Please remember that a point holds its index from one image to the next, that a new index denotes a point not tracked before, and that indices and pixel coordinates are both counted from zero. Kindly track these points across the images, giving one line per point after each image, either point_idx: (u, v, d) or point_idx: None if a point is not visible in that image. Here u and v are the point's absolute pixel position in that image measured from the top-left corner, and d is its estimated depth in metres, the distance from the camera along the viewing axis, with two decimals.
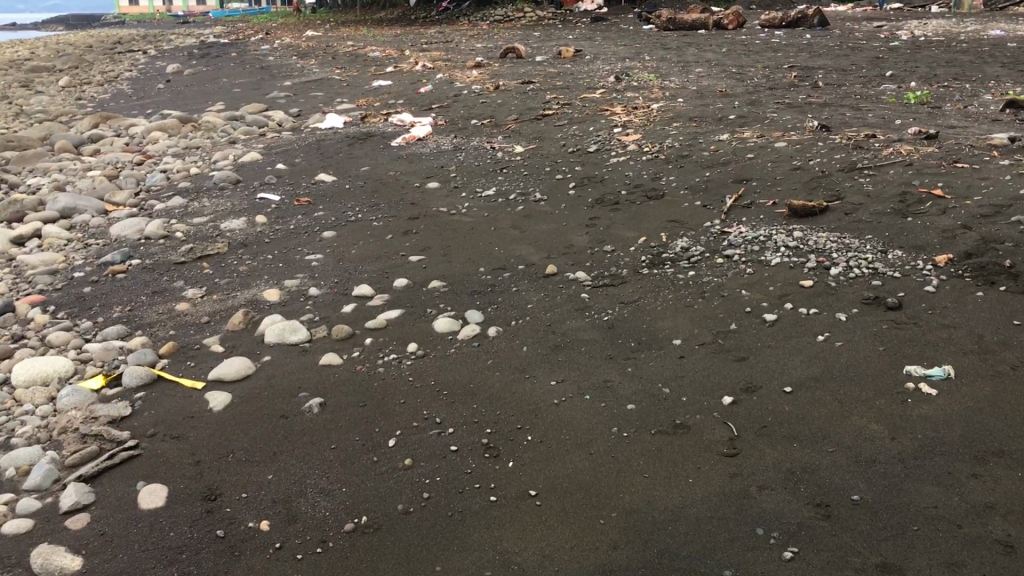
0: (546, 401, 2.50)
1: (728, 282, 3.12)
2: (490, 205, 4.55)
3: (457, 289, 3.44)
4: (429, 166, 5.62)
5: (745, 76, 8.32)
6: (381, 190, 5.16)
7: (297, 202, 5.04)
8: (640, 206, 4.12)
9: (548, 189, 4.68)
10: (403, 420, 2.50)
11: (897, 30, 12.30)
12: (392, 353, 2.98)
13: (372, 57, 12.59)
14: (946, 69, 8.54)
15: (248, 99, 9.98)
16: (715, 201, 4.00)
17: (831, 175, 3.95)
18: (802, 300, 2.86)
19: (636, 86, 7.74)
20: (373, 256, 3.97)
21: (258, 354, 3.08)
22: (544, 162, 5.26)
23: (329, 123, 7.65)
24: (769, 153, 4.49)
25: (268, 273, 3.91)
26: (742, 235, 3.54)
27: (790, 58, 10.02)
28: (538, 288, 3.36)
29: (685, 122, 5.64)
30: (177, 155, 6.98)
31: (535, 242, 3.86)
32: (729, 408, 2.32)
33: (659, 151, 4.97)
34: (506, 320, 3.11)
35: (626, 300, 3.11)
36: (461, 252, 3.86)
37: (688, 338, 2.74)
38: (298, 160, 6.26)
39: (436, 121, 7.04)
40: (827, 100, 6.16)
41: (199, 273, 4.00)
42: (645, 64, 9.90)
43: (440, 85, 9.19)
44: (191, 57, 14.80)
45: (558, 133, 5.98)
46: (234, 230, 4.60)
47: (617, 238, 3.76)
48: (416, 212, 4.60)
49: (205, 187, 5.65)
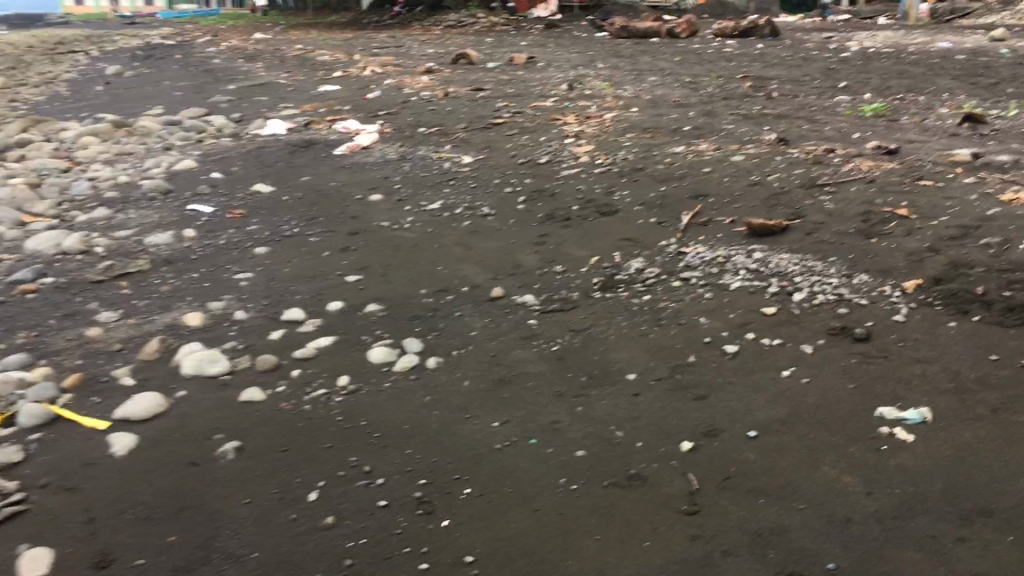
0: (487, 445, 2.27)
1: (686, 308, 2.91)
2: (435, 220, 4.31)
3: (395, 314, 3.19)
4: (372, 177, 5.36)
5: (699, 85, 8.18)
6: (320, 201, 4.88)
7: (229, 215, 4.75)
8: (592, 223, 3.91)
9: (497, 202, 4.45)
10: (328, 469, 2.25)
11: (847, 41, 12.32)
12: (320, 387, 2.71)
13: (320, 61, 12.26)
14: (899, 80, 8.49)
15: (189, 103, 9.61)
16: (671, 219, 3.81)
17: (791, 192, 3.78)
18: (764, 330, 2.66)
19: (589, 95, 7.54)
20: (307, 275, 3.70)
21: (171, 388, 2.80)
22: (493, 174, 5.03)
23: (270, 129, 7.34)
24: (726, 167, 4.31)
25: (191, 294, 3.62)
26: (700, 256, 3.34)
27: (744, 68, 9.92)
28: (483, 312, 3.12)
29: (639, 133, 5.45)
30: (108, 162, 6.63)
31: (482, 260, 3.63)
32: (687, 455, 2.10)
33: (612, 164, 4.77)
34: (446, 349, 2.87)
35: (577, 328, 2.88)
36: (402, 271, 3.61)
37: (642, 372, 2.53)
38: (235, 168, 5.95)
39: (383, 129, 6.78)
40: (783, 112, 6.02)
41: (116, 294, 3.69)
42: (598, 71, 9.74)
43: (388, 91, 8.91)
44: (133, 58, 14.32)
45: (508, 143, 5.76)
46: (159, 246, 4.30)
47: (568, 258, 3.54)
48: (356, 227, 4.33)
49: (134, 198, 5.32)
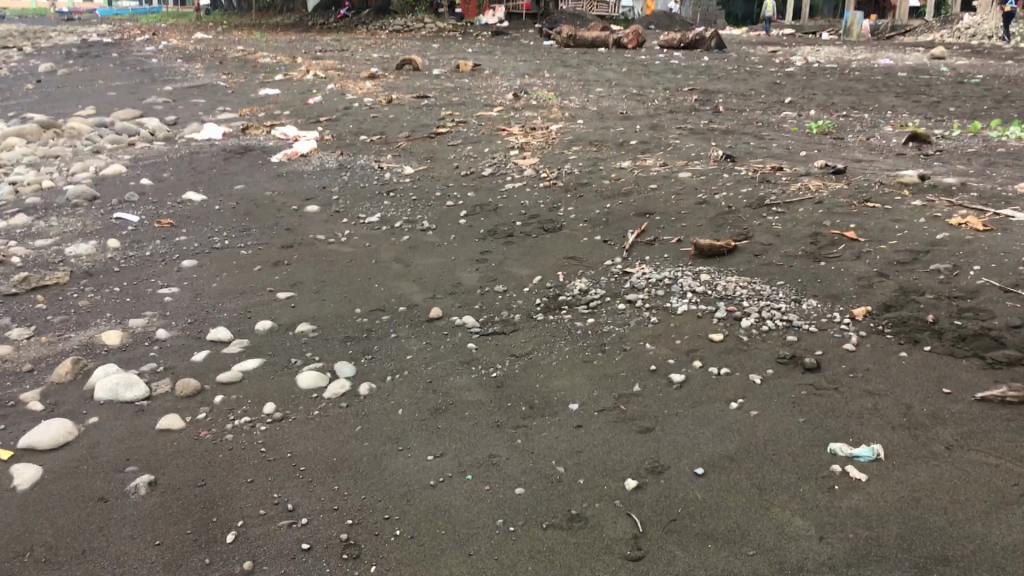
0: (420, 482, 2.12)
1: (631, 332, 2.81)
2: (373, 233, 4.16)
3: (328, 335, 3.03)
4: (310, 186, 5.18)
5: (645, 98, 8.14)
6: (254, 211, 4.69)
7: (157, 223, 4.53)
8: (536, 240, 3.80)
9: (438, 216, 4.31)
10: (247, 506, 2.08)
11: (791, 55, 12.45)
12: (244, 415, 2.54)
13: (262, 64, 11.99)
14: (842, 97, 8.56)
15: (122, 104, 9.30)
16: (617, 237, 3.71)
17: (738, 211, 3.72)
18: (711, 358, 2.56)
19: (535, 106, 7.44)
20: (236, 291, 3.52)
21: (83, 415, 2.60)
22: (435, 186, 4.89)
23: (206, 133, 7.10)
24: (672, 185, 4.23)
25: (112, 310, 3.41)
26: (646, 277, 3.25)
27: (689, 80, 9.93)
28: (420, 334, 2.98)
29: (585, 147, 5.36)
30: (32, 164, 6.33)
31: (420, 278, 3.49)
32: (633, 493, 1.98)
33: (557, 178, 4.67)
34: (381, 375, 2.72)
35: (518, 353, 2.76)
36: (337, 288, 3.46)
37: (586, 403, 2.41)
38: (166, 174, 5.72)
39: (323, 137, 6.60)
40: (730, 128, 5.99)
41: (30, 308, 3.46)
42: (545, 81, 9.67)
43: (330, 96, 8.71)
44: (66, 55, 13.85)
45: (452, 154, 5.62)
46: (79, 256, 4.07)
47: (510, 276, 3.43)
48: (291, 239, 4.16)
49: (56, 204, 5.06)
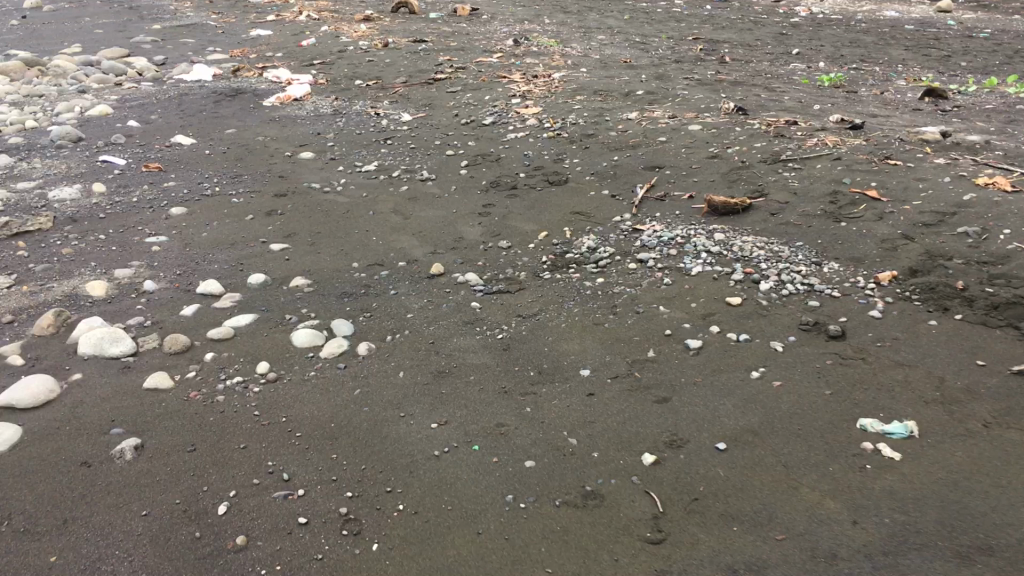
0: (424, 452, 2.00)
1: (643, 294, 2.67)
2: (370, 183, 4.00)
3: (324, 291, 2.89)
4: (304, 132, 4.99)
5: (649, 46, 7.91)
6: (246, 157, 4.52)
7: (145, 167, 4.34)
8: (540, 193, 3.65)
9: (438, 166, 4.15)
10: (239, 475, 1.95)
11: (796, 4, 12.15)
12: (236, 375, 2.40)
13: (253, 3, 11.64)
14: (850, 49, 8.35)
15: (109, 42, 9.01)
16: (625, 192, 3.56)
17: (752, 167, 3.57)
18: (729, 324, 2.44)
19: (535, 52, 7.22)
20: (227, 241, 3.37)
21: (66, 371, 2.46)
22: (434, 134, 4.72)
23: (196, 75, 6.87)
24: (681, 138, 4.07)
25: (97, 259, 3.25)
26: (657, 235, 3.11)
27: (693, 29, 9.68)
28: (421, 292, 2.85)
29: (589, 96, 5.17)
30: (15, 103, 6.10)
31: (420, 231, 3.34)
32: (651, 469, 1.86)
33: (561, 128, 4.50)
34: (380, 335, 2.58)
35: (524, 314, 2.63)
36: (333, 241, 3.31)
37: (597, 369, 2.28)
38: (155, 117, 5.51)
39: (317, 81, 6.38)
40: (738, 79, 5.81)
41: (10, 254, 3.30)
42: (546, 27, 9.41)
43: (325, 39, 8.45)
44: None
45: (451, 101, 5.43)
46: (63, 201, 3.89)
47: (513, 231, 3.28)
48: (284, 188, 3.99)
49: (40, 145, 4.87)
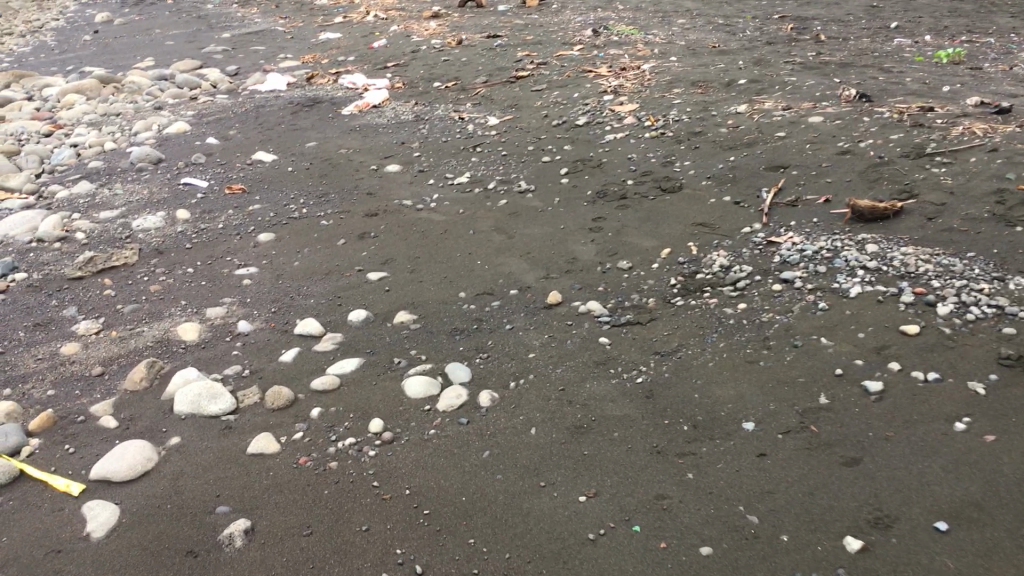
0: (576, 534, 1.71)
1: (798, 323, 2.34)
2: (465, 196, 3.73)
3: (432, 328, 2.62)
4: (387, 142, 4.74)
5: (735, 28, 7.47)
6: (330, 173, 4.28)
7: (228, 189, 4.14)
8: (654, 203, 3.33)
9: (536, 175, 3.85)
10: (366, 566, 1.69)
11: None
12: (349, 433, 2.15)
13: (319, 5, 11.49)
14: (952, 19, 7.79)
15: (181, 54, 8.93)
16: (750, 198, 3.22)
17: (893, 163, 3.21)
18: (912, 361, 2.10)
19: (617, 42, 6.85)
20: (321, 271, 3.13)
21: (162, 433, 2.22)
22: (526, 138, 4.42)
23: (270, 84, 6.68)
24: (803, 131, 3.70)
25: (186, 296, 3.03)
26: (797, 248, 2.76)
27: (776, 6, 9.16)
28: (540, 327, 2.56)
29: (688, 88, 4.81)
30: (92, 124, 5.99)
31: (529, 251, 3.06)
32: (860, 559, 1.55)
33: (664, 126, 4.16)
34: (502, 381, 2.30)
35: (663, 350, 2.32)
36: (435, 266, 3.05)
37: (763, 422, 1.96)
38: (233, 132, 5.33)
39: (394, 84, 6.13)
40: (845, 60, 5.38)
41: (97, 294, 3.11)
42: (621, 14, 9.03)
43: (395, 39, 8.21)
44: (122, 4, 13.54)
45: (537, 100, 5.12)
46: (147, 231, 3.70)
47: (632, 249, 2.97)
48: (374, 206, 3.74)
49: (120, 168, 4.71)
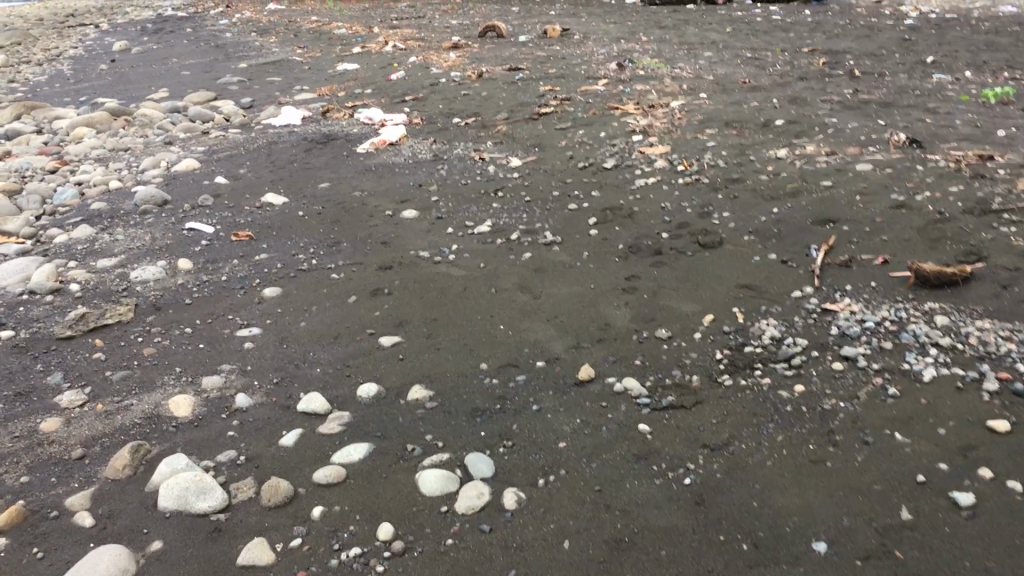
0: None
1: (867, 413, 2.06)
2: (486, 248, 3.47)
3: (450, 408, 2.36)
4: (403, 184, 4.50)
5: (764, 62, 7.23)
6: (343, 218, 4.04)
7: (234, 236, 3.90)
8: (692, 260, 3.06)
9: (562, 225, 3.59)
10: None
11: (901, 6, 11.33)
12: (355, 541, 1.88)
13: (338, 35, 11.33)
14: (989, 53, 7.52)
15: (196, 85, 8.77)
16: (798, 255, 2.94)
17: (955, 220, 2.94)
18: (1006, 468, 1.82)
19: (643, 76, 6.61)
20: (329, 334, 2.87)
21: (143, 534, 1.96)
22: (550, 182, 4.17)
23: (284, 119, 6.48)
24: (852, 180, 3.43)
25: (182, 363, 2.79)
26: (857, 318, 2.48)
27: (805, 39, 8.92)
28: (571, 409, 2.29)
29: (722, 128, 4.55)
30: (100, 160, 5.80)
31: (557, 315, 2.79)
32: None
33: (699, 171, 3.89)
34: (529, 477, 2.03)
35: (712, 444, 2.04)
36: (453, 330, 2.78)
37: (836, 543, 1.68)
38: (243, 170, 5.11)
39: (411, 120, 5.90)
40: (886, 98, 5.11)
41: (87, 358, 2.87)
42: (645, 45, 8.82)
43: (414, 71, 8.02)
44: (142, 33, 13.51)
45: (562, 140, 4.87)
46: (146, 283, 3.47)
47: (670, 314, 2.70)
48: (389, 258, 3.48)
49: (124, 210, 4.50)
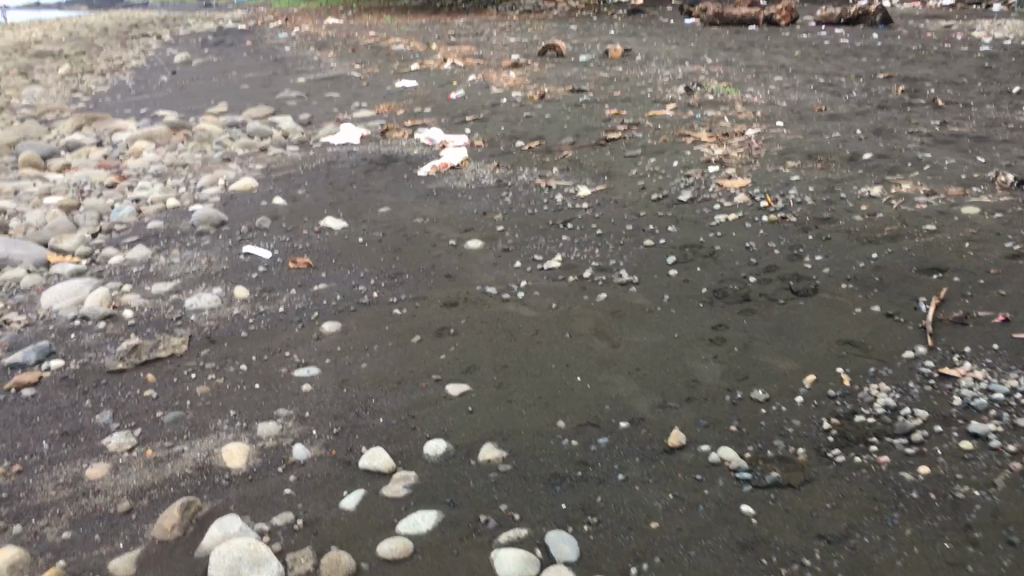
0: None
1: (1008, 509, 1.82)
2: (558, 285, 3.26)
3: (527, 472, 2.14)
4: (467, 211, 4.31)
5: (838, 88, 6.95)
6: (405, 247, 3.86)
7: (292, 263, 3.74)
8: (786, 308, 2.82)
9: (638, 263, 3.36)
10: None
11: (974, 31, 10.97)
12: None
13: (396, 50, 11.25)
14: None
15: (255, 99, 8.71)
16: (905, 309, 2.69)
17: None
18: None
19: (712, 101, 6.37)
20: (391, 379, 2.67)
21: None
22: (623, 214, 3.95)
23: (343, 137, 6.34)
24: (958, 226, 3.17)
25: (236, 405, 2.60)
26: (982, 388, 2.24)
27: (878, 64, 8.60)
28: (663, 481, 2.06)
29: (805, 160, 4.30)
30: (157, 175, 5.71)
31: (640, 367, 2.56)
32: None
33: (785, 208, 3.65)
34: (620, 562, 1.80)
35: (830, 535, 1.81)
36: (527, 380, 2.57)
37: None
38: (302, 191, 4.97)
39: (473, 142, 5.73)
40: (979, 131, 4.82)
41: (137, 395, 2.70)
42: (711, 68, 8.58)
43: (474, 89, 7.86)
44: (203, 44, 13.61)
45: (633, 168, 4.65)
46: (201, 311, 3.31)
47: (766, 372, 2.46)
48: (454, 293, 3.29)
49: (181, 230, 4.37)
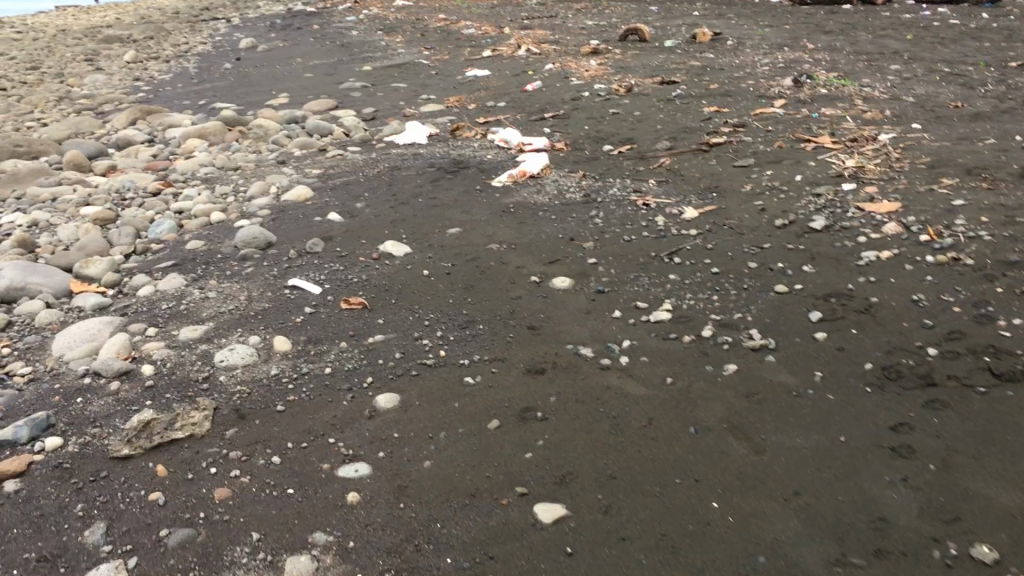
0: None
1: None
2: (671, 349, 2.58)
3: None
4: (551, 235, 3.65)
5: (969, 79, 6.09)
6: (478, 284, 3.22)
7: (344, 304, 3.13)
8: (988, 403, 2.10)
9: (772, 318, 2.67)
10: None
11: None
12: None
13: (466, 35, 10.61)
14: None
15: (317, 90, 8.16)
16: None
17: None
18: None
19: (827, 96, 5.58)
20: (462, 490, 2.04)
21: None
22: (743, 246, 3.25)
23: (408, 135, 5.73)
24: None
25: (261, 523, 2.00)
26: None
27: (1004, 49, 7.66)
28: None
29: (964, 177, 3.53)
30: (206, 181, 5.19)
31: (801, 494, 1.88)
32: None
33: (955, 246, 2.90)
34: None
35: None
36: (644, 506, 1.91)
37: None
38: (361, 203, 4.37)
39: (554, 145, 5.06)
40: None
41: (140, 501, 2.12)
42: (813, 54, 7.74)
43: (552, 80, 7.18)
44: (271, 28, 13.21)
45: (747, 182, 3.94)
46: (231, 372, 2.72)
47: (984, 512, 1.76)
48: (538, 355, 2.64)
49: (222, 253, 3.81)
